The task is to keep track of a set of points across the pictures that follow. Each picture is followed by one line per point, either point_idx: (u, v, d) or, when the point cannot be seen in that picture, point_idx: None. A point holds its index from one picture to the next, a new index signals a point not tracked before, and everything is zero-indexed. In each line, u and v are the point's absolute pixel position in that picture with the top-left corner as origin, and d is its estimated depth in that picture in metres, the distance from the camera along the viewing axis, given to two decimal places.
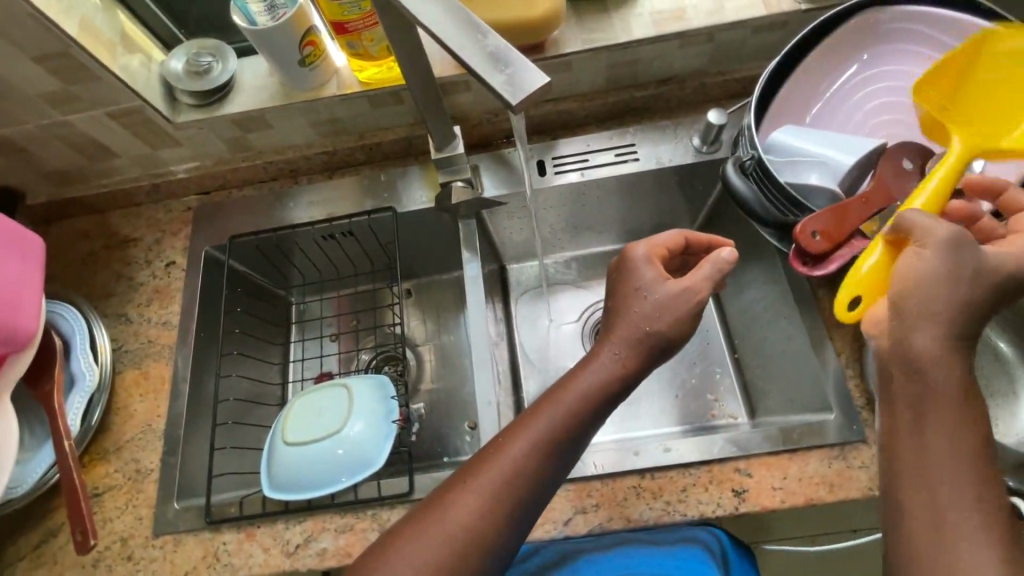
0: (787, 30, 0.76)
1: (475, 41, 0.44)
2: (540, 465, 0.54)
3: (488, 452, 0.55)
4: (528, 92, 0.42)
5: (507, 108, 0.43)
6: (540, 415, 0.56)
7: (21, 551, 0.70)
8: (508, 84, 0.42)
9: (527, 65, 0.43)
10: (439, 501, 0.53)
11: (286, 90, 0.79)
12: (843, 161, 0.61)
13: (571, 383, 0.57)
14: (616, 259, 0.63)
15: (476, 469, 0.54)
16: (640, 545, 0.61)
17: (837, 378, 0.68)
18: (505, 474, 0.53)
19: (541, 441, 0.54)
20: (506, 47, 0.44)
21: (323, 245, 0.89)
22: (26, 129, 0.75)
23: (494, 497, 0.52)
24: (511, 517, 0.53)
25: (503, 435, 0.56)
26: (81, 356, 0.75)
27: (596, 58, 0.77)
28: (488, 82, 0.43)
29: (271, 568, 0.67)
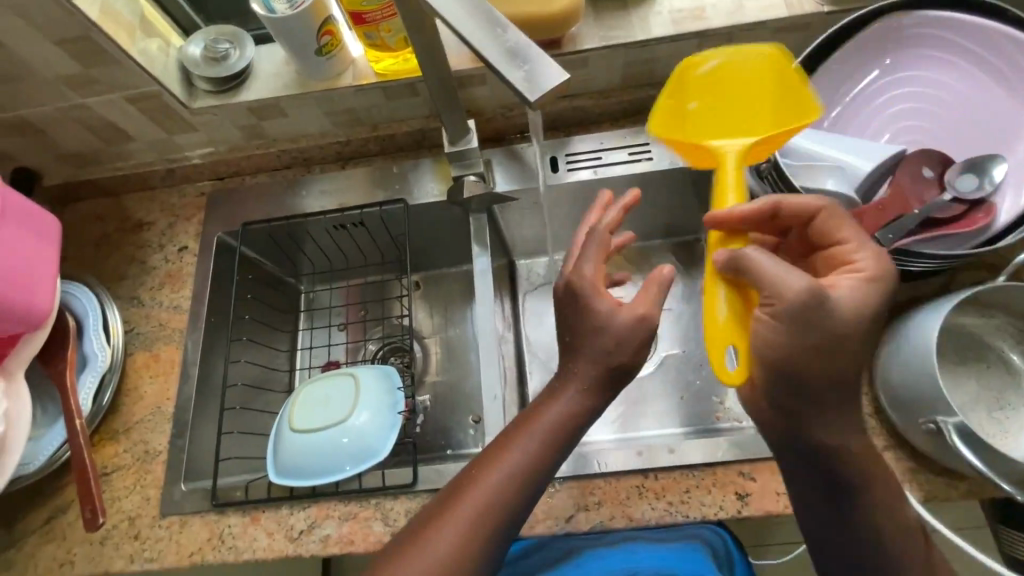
0: (809, 32, 0.75)
1: (496, 36, 0.45)
2: (521, 484, 0.56)
3: (470, 474, 0.57)
4: (546, 89, 0.43)
5: (525, 105, 0.43)
6: (521, 436, 0.57)
7: (31, 526, 0.72)
8: (528, 81, 0.43)
9: (546, 61, 0.43)
10: (426, 522, 0.55)
11: (302, 79, 0.79)
12: (860, 169, 0.61)
13: (546, 402, 0.58)
14: (561, 290, 0.60)
15: (460, 491, 0.56)
16: (641, 541, 0.64)
17: None
18: (490, 494, 0.55)
19: (522, 461, 0.56)
20: (527, 42, 0.44)
21: (334, 235, 0.90)
22: (44, 110, 0.76)
23: (478, 518, 0.54)
24: (496, 535, 0.54)
25: (488, 459, 0.57)
26: (94, 337, 0.76)
27: (614, 55, 0.76)
28: (507, 77, 0.43)
29: (274, 552, 0.68)
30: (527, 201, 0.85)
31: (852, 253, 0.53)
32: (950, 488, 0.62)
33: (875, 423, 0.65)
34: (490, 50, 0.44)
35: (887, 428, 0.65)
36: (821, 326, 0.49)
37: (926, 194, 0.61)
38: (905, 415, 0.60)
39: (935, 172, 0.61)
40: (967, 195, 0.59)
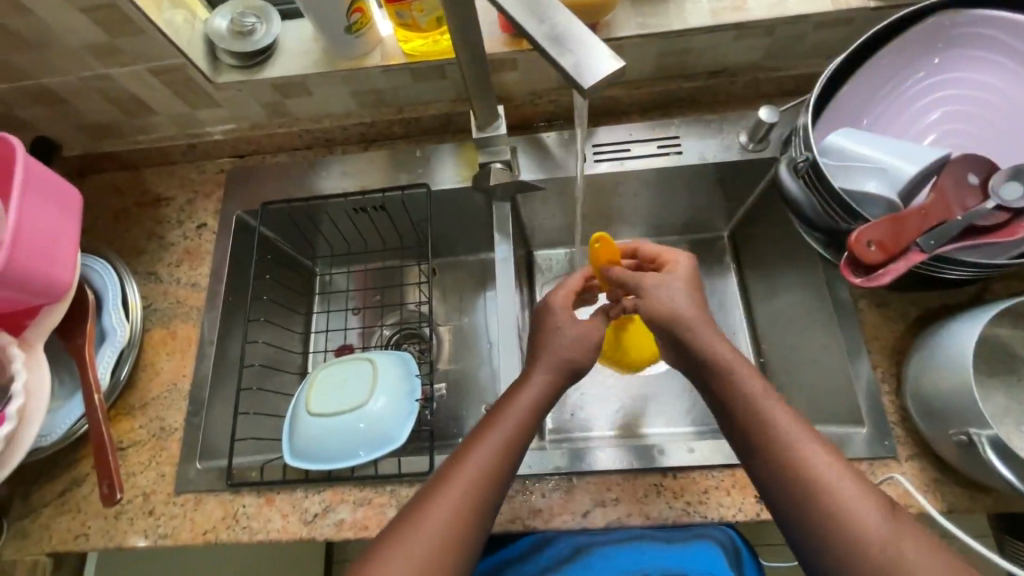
0: (851, 28, 0.73)
1: (548, 20, 0.43)
2: (508, 458, 0.57)
3: (459, 452, 0.58)
4: (601, 75, 0.41)
5: (578, 91, 0.41)
6: (508, 415, 0.59)
7: (46, 498, 0.72)
8: (582, 68, 0.41)
9: (600, 47, 0.41)
10: (422, 500, 0.55)
11: (329, 57, 0.77)
12: (904, 170, 0.59)
13: (521, 383, 0.62)
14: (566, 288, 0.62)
15: (451, 467, 0.56)
16: (652, 541, 0.62)
17: (870, 389, 0.67)
18: (482, 469, 0.56)
19: (507, 437, 0.58)
20: (580, 27, 0.42)
21: (354, 218, 0.88)
22: (67, 79, 0.74)
23: (474, 492, 0.55)
24: (490, 507, 0.55)
25: (480, 428, 0.59)
26: (113, 311, 0.75)
27: (649, 44, 0.74)
28: (560, 63, 0.41)
29: (289, 534, 0.68)
30: (551, 192, 0.84)
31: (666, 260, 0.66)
32: (974, 500, 0.62)
33: (900, 432, 0.65)
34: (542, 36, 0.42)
35: (912, 436, 0.65)
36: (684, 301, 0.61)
37: (968, 201, 0.57)
38: (934, 423, 0.60)
39: (979, 179, 0.58)
40: (1012, 204, 0.56)
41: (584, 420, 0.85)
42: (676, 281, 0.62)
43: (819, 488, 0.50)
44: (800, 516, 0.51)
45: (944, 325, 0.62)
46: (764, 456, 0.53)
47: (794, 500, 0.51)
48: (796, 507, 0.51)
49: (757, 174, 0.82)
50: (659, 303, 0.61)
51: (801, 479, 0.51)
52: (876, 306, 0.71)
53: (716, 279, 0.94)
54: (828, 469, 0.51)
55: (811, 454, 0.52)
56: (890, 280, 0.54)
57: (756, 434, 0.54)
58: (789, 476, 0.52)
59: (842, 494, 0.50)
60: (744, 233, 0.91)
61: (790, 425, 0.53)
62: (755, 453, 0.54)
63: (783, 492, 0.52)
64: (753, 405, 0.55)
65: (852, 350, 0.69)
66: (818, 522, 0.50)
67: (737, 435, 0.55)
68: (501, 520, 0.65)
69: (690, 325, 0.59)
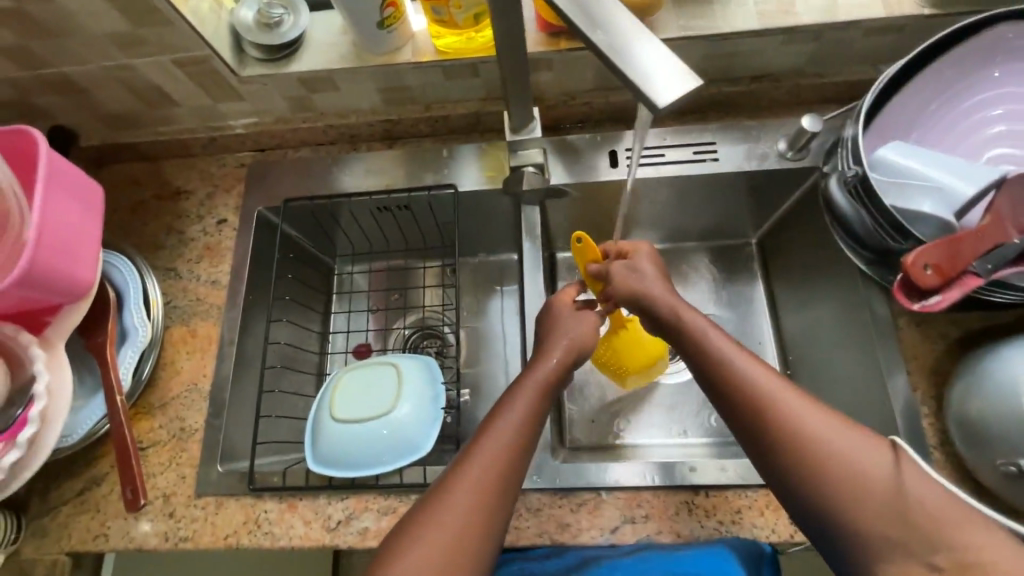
0: (902, 35, 0.71)
1: (624, 33, 0.40)
2: (520, 453, 0.56)
3: (466, 449, 0.56)
4: (677, 97, 0.37)
5: (651, 112, 0.38)
6: (528, 414, 0.58)
7: (64, 496, 0.71)
8: (657, 88, 0.38)
9: (678, 67, 0.38)
10: (432, 500, 0.53)
11: (359, 52, 0.75)
12: (961, 189, 0.56)
13: (528, 369, 0.62)
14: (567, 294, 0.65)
15: (458, 463, 0.55)
16: (662, 549, 0.61)
17: (908, 412, 0.66)
18: (493, 464, 0.54)
19: (515, 430, 0.57)
20: (658, 43, 0.39)
21: (378, 217, 0.86)
22: (89, 68, 0.72)
23: (484, 487, 0.53)
24: (501, 504, 0.54)
25: (489, 420, 0.58)
26: (135, 309, 0.73)
27: (691, 47, 0.72)
28: (633, 81, 0.38)
29: (312, 541, 0.67)
30: (581, 196, 0.81)
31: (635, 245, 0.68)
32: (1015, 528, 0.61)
33: (939, 456, 0.64)
34: (615, 51, 0.39)
35: (952, 461, 0.64)
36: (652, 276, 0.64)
37: None
38: (977, 450, 0.59)
39: None
40: None
41: (606, 429, 0.84)
42: (642, 262, 0.66)
43: (828, 459, 0.49)
44: (807, 491, 0.50)
45: (992, 351, 0.61)
46: (764, 431, 0.52)
47: (802, 473, 0.50)
48: (802, 480, 0.50)
49: (793, 184, 0.80)
50: (625, 284, 0.65)
51: (808, 450, 0.50)
52: (916, 325, 0.70)
53: (743, 286, 0.91)
54: (835, 438, 0.50)
55: (813, 425, 0.51)
56: (947, 305, 0.52)
57: (763, 426, 0.52)
58: (795, 449, 0.50)
59: (852, 463, 0.49)
60: (773, 243, 0.89)
61: (790, 398, 0.52)
62: (755, 429, 0.53)
63: (791, 467, 0.50)
64: (760, 398, 0.53)
65: (890, 371, 0.68)
66: (828, 494, 0.49)
67: (743, 424, 0.54)
68: (529, 533, 0.65)
69: (661, 305, 0.62)
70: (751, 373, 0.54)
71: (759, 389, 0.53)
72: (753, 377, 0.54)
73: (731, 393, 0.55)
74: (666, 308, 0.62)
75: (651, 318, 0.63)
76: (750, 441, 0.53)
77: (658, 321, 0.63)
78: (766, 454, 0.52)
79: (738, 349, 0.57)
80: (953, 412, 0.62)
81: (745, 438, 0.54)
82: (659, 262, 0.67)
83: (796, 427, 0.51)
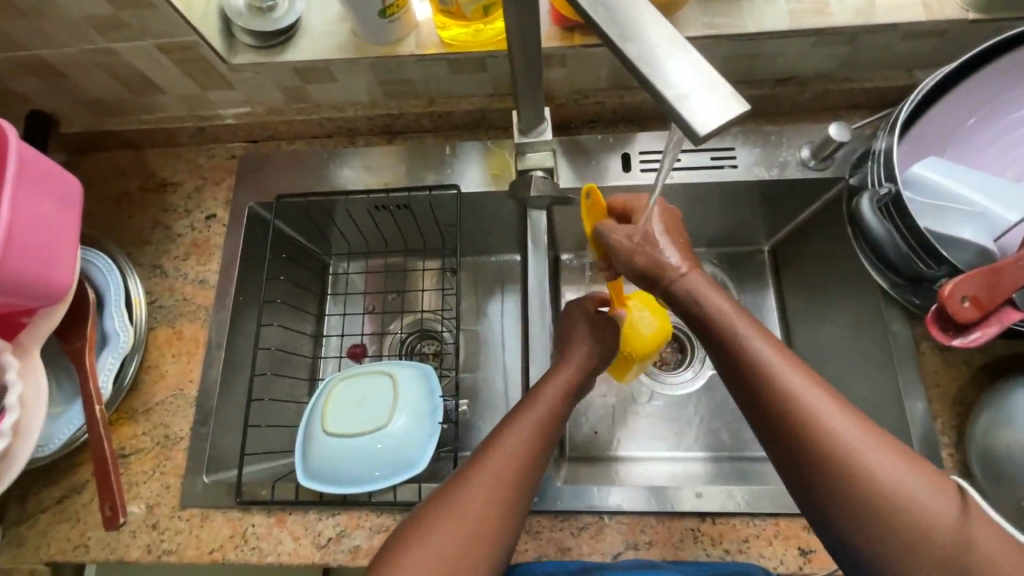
0: (941, 40, 0.67)
1: (664, 49, 0.35)
2: (527, 468, 0.51)
3: (478, 455, 0.52)
4: (719, 124, 0.33)
5: (688, 139, 0.33)
6: (531, 422, 0.54)
7: (43, 504, 0.68)
8: (697, 113, 0.33)
9: (721, 88, 0.34)
10: (438, 502, 0.49)
11: (358, 42, 0.70)
12: (1003, 216, 0.54)
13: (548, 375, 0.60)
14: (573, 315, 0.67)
15: (468, 470, 0.50)
16: (670, 565, 0.57)
17: (927, 441, 0.63)
18: (505, 475, 0.50)
19: (526, 439, 0.53)
20: (701, 62, 0.35)
21: (374, 216, 0.82)
22: (67, 52, 0.67)
23: (494, 498, 0.48)
24: (508, 522, 0.49)
25: (502, 427, 0.54)
26: (116, 313, 0.69)
27: (716, 47, 0.67)
28: (670, 104, 0.34)
29: (300, 558, 0.65)
30: None
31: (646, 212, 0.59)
32: None
33: None
34: (653, 69, 0.35)
35: None
36: (676, 257, 0.56)
37: None
38: (1001, 488, 0.57)
39: None
40: None
41: (608, 441, 0.81)
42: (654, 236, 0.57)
43: (872, 481, 0.41)
44: (844, 517, 0.42)
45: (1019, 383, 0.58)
46: (798, 443, 0.44)
47: (839, 496, 0.42)
48: (839, 503, 0.42)
49: (813, 195, 0.76)
50: (649, 271, 0.56)
51: (849, 472, 0.42)
52: (938, 350, 0.67)
53: (755, 295, 0.87)
54: (883, 461, 0.42)
55: (856, 442, 0.43)
56: (982, 338, 0.49)
57: (799, 437, 0.44)
58: (834, 468, 0.43)
59: (902, 490, 0.41)
60: (787, 254, 0.85)
61: (832, 409, 0.44)
62: (787, 440, 0.45)
63: (828, 489, 0.43)
64: (798, 406, 0.45)
65: (910, 398, 0.65)
66: (870, 523, 0.41)
67: (774, 433, 0.46)
68: (527, 557, 0.62)
69: (677, 287, 0.55)
70: (786, 375, 0.47)
71: (797, 394, 0.45)
72: (789, 382, 0.46)
73: (763, 395, 0.47)
74: (698, 294, 0.54)
75: (681, 308, 0.55)
76: (781, 453, 0.46)
77: (688, 311, 0.54)
78: (800, 470, 0.45)
79: (773, 345, 0.49)
80: (975, 446, 0.59)
81: (774, 449, 0.47)
82: (674, 219, 0.59)
83: (836, 441, 0.43)
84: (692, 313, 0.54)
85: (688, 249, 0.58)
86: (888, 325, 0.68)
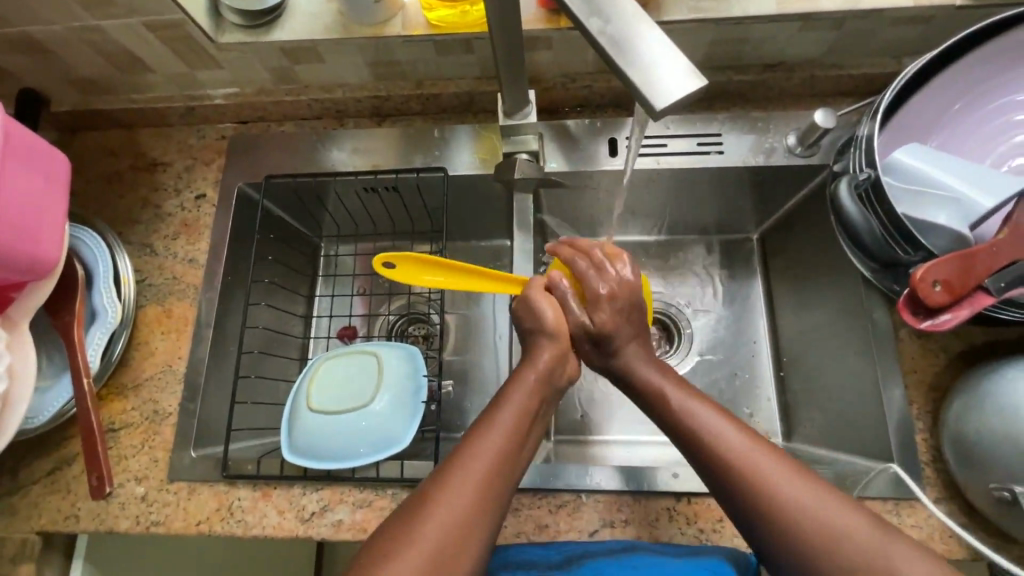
0: (928, 26, 0.67)
1: (634, 30, 0.38)
2: (509, 458, 0.52)
3: (459, 448, 0.52)
4: (680, 100, 0.37)
5: (651, 115, 0.37)
6: (508, 408, 0.55)
7: (34, 475, 0.69)
8: (663, 91, 0.37)
9: (684, 66, 0.37)
10: (425, 496, 0.48)
11: (345, 23, 0.70)
12: (980, 201, 0.53)
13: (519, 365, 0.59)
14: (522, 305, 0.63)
15: (450, 461, 0.51)
16: (650, 553, 0.57)
17: (901, 426, 0.64)
18: (489, 463, 0.50)
19: (507, 433, 0.53)
20: (666, 40, 0.38)
21: (363, 197, 0.82)
22: (54, 29, 0.68)
23: (477, 489, 0.49)
24: (490, 510, 0.49)
25: (480, 423, 0.54)
26: (104, 289, 0.70)
27: (701, 30, 0.67)
28: (636, 84, 0.37)
29: (284, 531, 0.66)
30: (578, 185, 0.78)
31: (601, 288, 0.63)
32: (1000, 549, 0.60)
33: (930, 472, 0.62)
34: (623, 50, 0.38)
35: (942, 479, 0.62)
36: (620, 335, 0.61)
37: None
38: (970, 471, 0.58)
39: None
40: None
41: (591, 424, 0.82)
42: (603, 314, 0.61)
43: (829, 536, 0.44)
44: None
45: (992, 369, 0.59)
46: (752, 510, 0.47)
47: (805, 560, 0.44)
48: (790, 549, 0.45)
49: (800, 181, 0.76)
50: (587, 356, 0.63)
51: (795, 522, 0.45)
52: (918, 337, 0.68)
53: (742, 283, 0.88)
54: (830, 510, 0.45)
55: (798, 493, 0.46)
56: (952, 323, 0.50)
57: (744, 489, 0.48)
58: (782, 520, 0.45)
59: (870, 549, 0.43)
60: (775, 242, 0.85)
61: (775, 465, 0.48)
62: (742, 506, 0.48)
63: (788, 546, 0.45)
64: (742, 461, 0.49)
65: (887, 384, 0.66)
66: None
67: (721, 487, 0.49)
68: (506, 533, 0.64)
69: (626, 364, 0.61)
70: (734, 440, 0.50)
71: (742, 454, 0.49)
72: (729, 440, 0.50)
73: (715, 466, 0.50)
74: (635, 369, 0.60)
75: (627, 381, 0.61)
76: (733, 512, 0.49)
77: (636, 383, 0.60)
78: (751, 524, 0.47)
79: (709, 405, 0.54)
80: (948, 430, 0.60)
81: (731, 514, 0.49)
82: (630, 302, 0.63)
83: (786, 499, 0.46)
84: (633, 385, 0.60)
85: (637, 326, 0.63)
86: (868, 313, 0.68)
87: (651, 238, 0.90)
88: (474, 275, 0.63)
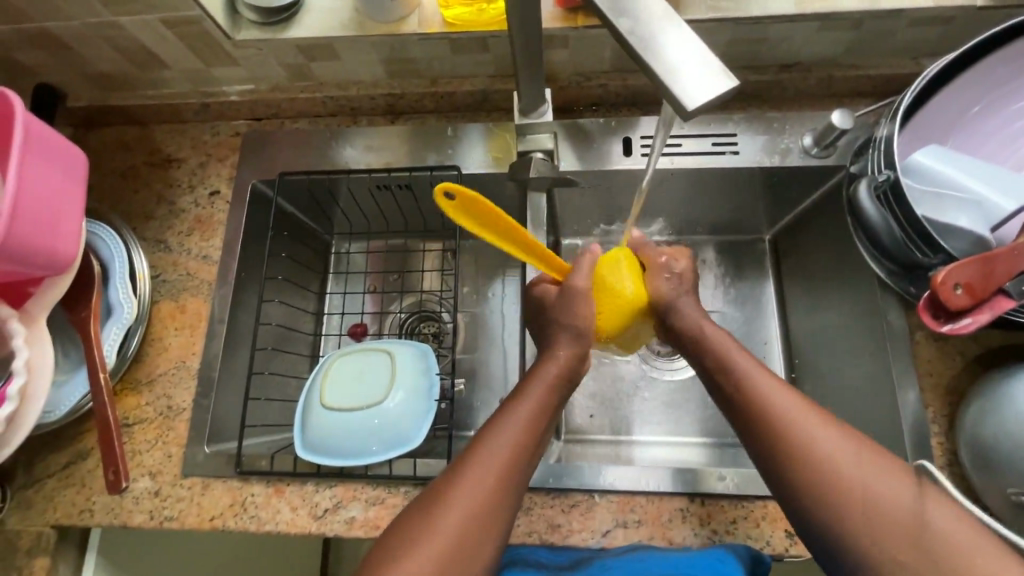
0: (948, 27, 0.66)
1: (660, 31, 0.39)
2: (522, 455, 0.51)
3: (478, 439, 0.52)
4: (708, 101, 0.37)
5: (680, 115, 0.38)
6: (522, 403, 0.54)
7: (49, 469, 0.70)
8: (691, 93, 0.37)
9: (713, 67, 0.37)
10: (437, 490, 0.49)
11: (360, 20, 0.70)
12: (1000, 204, 0.53)
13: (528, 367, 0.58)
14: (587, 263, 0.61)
15: (462, 459, 0.51)
16: (656, 551, 0.58)
17: (917, 429, 0.64)
18: (502, 459, 0.50)
19: (523, 431, 0.52)
20: (694, 39, 0.38)
21: (377, 195, 0.82)
22: (71, 25, 0.68)
23: (489, 484, 0.49)
24: (502, 505, 0.49)
25: (499, 415, 0.53)
26: (121, 284, 0.71)
27: (718, 29, 0.67)
28: (664, 84, 0.37)
29: (297, 528, 0.66)
30: (592, 184, 0.77)
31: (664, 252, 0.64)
32: None
33: (946, 476, 0.62)
34: (650, 49, 0.38)
35: (959, 483, 0.62)
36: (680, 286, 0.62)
37: None
38: (988, 476, 0.57)
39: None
40: None
41: (601, 425, 0.82)
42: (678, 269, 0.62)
43: (846, 483, 0.46)
44: (821, 522, 0.47)
45: (1012, 373, 0.58)
46: (782, 457, 0.49)
47: (819, 498, 0.47)
48: (809, 490, 0.47)
49: (815, 182, 0.75)
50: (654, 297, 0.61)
51: (816, 466, 0.47)
52: (934, 340, 0.67)
53: (754, 284, 0.87)
54: (850, 459, 0.47)
55: (822, 440, 0.48)
56: (971, 326, 0.50)
57: (772, 434, 0.50)
58: (804, 463, 0.48)
59: (889, 501, 0.45)
60: (788, 243, 0.85)
61: (803, 415, 0.50)
62: (777, 462, 0.49)
63: (805, 488, 0.47)
64: (771, 407, 0.51)
65: (903, 387, 0.65)
66: (856, 532, 0.45)
67: (750, 432, 0.52)
68: (519, 532, 0.64)
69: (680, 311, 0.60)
70: (766, 389, 0.52)
71: (773, 401, 0.51)
72: (762, 387, 0.52)
73: (755, 418, 0.51)
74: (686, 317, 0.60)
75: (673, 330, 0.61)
76: (759, 456, 0.51)
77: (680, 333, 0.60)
78: (773, 467, 0.50)
79: (747, 358, 0.55)
80: (964, 436, 0.60)
81: (758, 459, 0.52)
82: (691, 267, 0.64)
83: (809, 444, 0.48)
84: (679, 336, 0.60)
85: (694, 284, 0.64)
86: (884, 315, 0.68)
87: (663, 238, 0.89)
88: (520, 247, 0.56)
